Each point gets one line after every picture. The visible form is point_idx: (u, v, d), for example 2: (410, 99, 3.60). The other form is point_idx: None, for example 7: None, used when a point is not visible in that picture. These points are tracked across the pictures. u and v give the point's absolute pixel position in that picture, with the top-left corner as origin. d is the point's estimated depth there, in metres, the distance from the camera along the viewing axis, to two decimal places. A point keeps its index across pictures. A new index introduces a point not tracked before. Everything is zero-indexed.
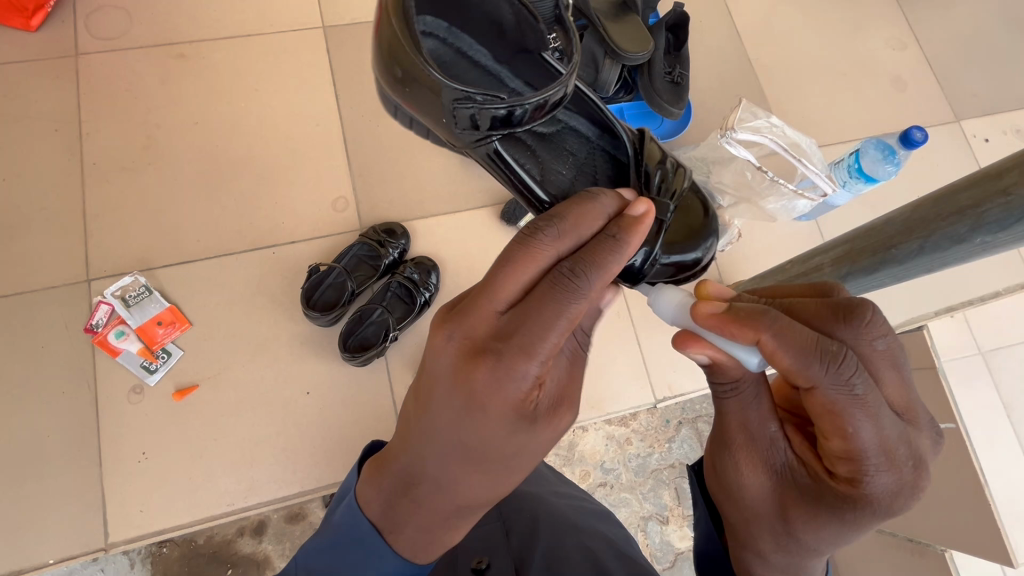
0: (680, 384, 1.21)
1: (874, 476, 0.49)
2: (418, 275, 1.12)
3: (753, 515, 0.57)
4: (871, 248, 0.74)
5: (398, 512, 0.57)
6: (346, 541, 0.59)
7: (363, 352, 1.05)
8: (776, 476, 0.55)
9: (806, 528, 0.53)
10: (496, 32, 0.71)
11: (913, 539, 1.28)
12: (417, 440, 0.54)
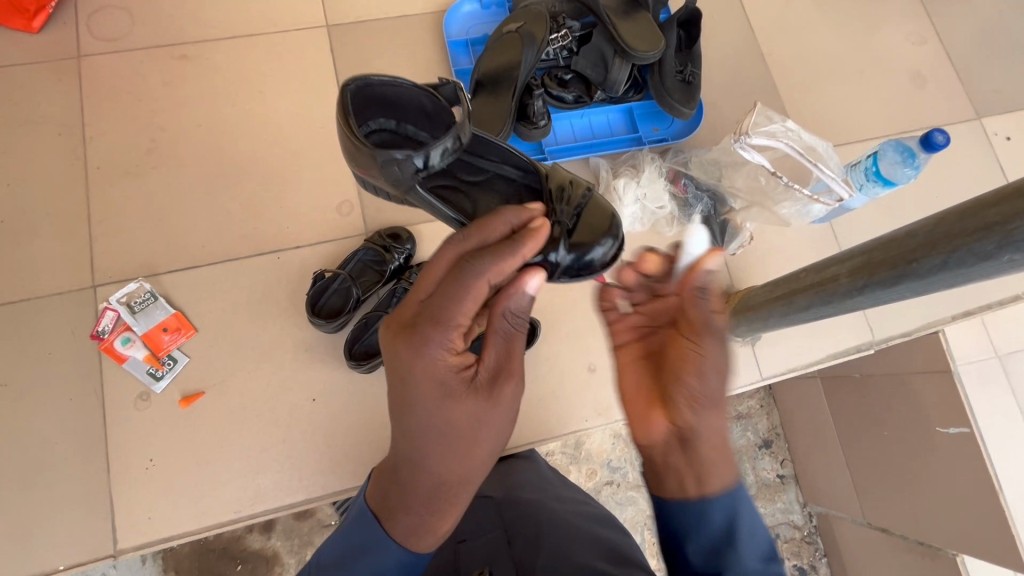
0: None
1: None
2: None
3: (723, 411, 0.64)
4: (890, 261, 0.72)
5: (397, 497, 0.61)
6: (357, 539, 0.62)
7: (369, 359, 1.04)
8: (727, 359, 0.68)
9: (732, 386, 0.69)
10: (427, 117, 0.75)
11: (924, 543, 1.31)
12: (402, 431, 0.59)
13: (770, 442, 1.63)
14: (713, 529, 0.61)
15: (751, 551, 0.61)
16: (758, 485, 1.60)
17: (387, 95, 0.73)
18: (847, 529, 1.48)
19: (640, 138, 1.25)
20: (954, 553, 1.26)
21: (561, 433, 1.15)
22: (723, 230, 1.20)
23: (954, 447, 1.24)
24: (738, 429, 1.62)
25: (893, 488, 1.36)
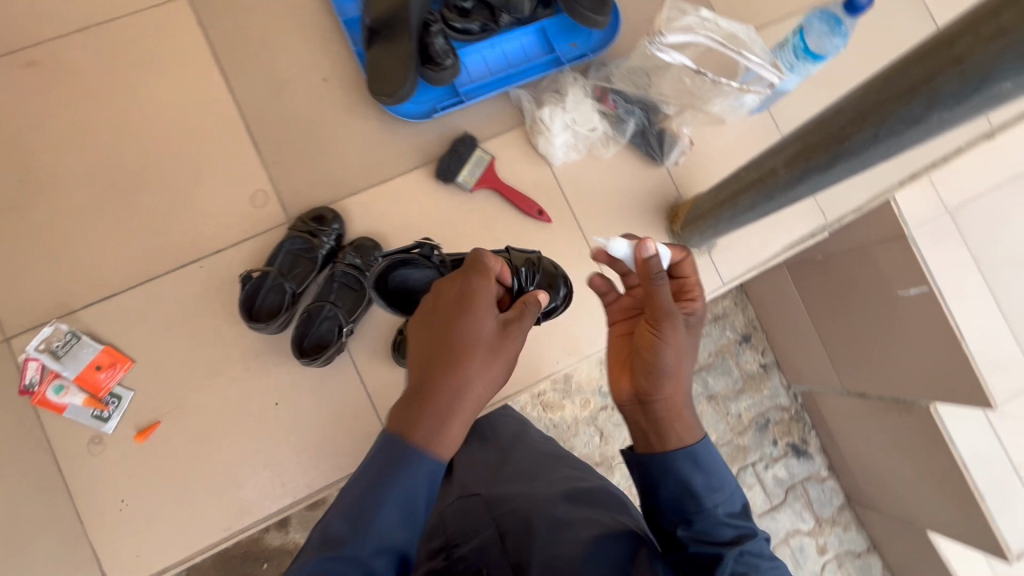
0: None
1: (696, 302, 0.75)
2: (360, 259, 1.04)
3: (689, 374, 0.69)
4: (823, 144, 0.69)
5: (428, 395, 0.62)
6: (388, 456, 0.58)
7: (321, 352, 0.99)
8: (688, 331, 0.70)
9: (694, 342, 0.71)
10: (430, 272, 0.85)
11: (899, 399, 1.41)
12: (450, 336, 0.65)
13: (749, 336, 1.78)
14: (677, 485, 0.64)
15: (715, 505, 0.63)
16: (745, 378, 1.76)
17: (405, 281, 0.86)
18: (830, 400, 1.64)
19: (558, 58, 1.15)
20: (926, 403, 1.35)
21: (535, 378, 1.14)
22: (660, 142, 1.16)
23: (915, 305, 1.28)
24: (717, 331, 1.76)
25: (869, 354, 1.44)
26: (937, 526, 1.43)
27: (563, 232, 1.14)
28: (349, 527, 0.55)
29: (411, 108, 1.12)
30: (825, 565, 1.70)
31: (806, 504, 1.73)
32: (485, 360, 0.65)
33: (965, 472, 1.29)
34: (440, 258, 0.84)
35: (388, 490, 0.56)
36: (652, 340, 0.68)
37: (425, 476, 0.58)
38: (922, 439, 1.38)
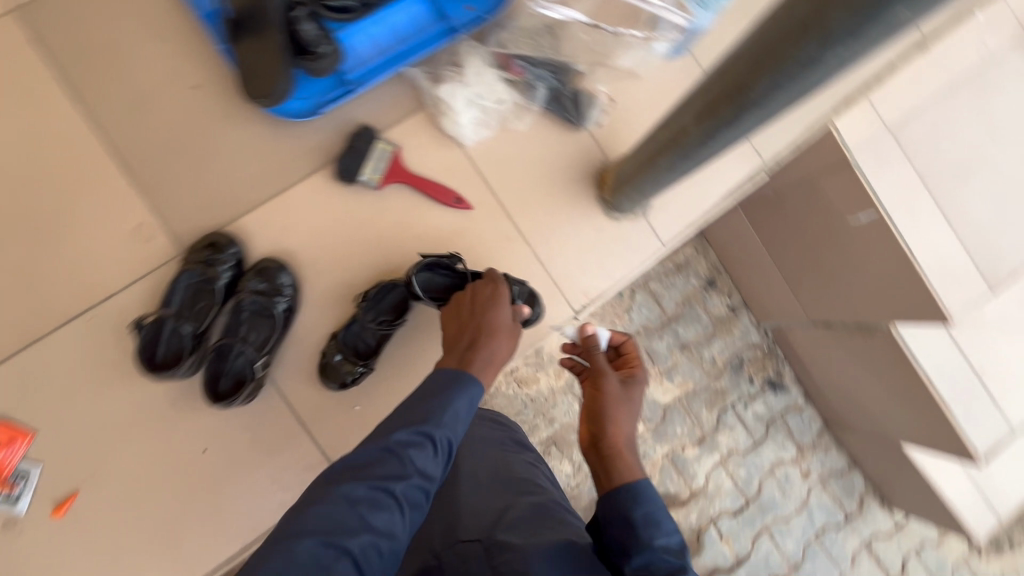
0: (595, 287, 1.09)
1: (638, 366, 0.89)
2: (265, 283, 0.95)
3: (634, 423, 0.82)
4: (726, 97, 0.62)
5: (465, 357, 0.84)
6: (445, 382, 0.78)
7: (237, 391, 0.91)
8: (623, 389, 0.84)
9: (634, 395, 0.85)
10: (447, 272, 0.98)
11: (861, 324, 1.40)
12: (478, 318, 0.90)
13: (714, 280, 1.77)
14: (621, 516, 0.72)
15: (654, 536, 0.69)
16: (714, 322, 1.74)
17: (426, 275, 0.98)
18: (800, 335, 1.63)
19: (453, 27, 1.04)
20: (887, 324, 1.33)
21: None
22: (577, 104, 1.06)
23: (865, 232, 1.26)
24: (681, 280, 1.74)
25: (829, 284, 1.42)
26: (909, 438, 1.46)
27: (487, 217, 1.06)
28: (421, 419, 0.73)
29: (297, 106, 1.00)
30: (812, 490, 1.72)
31: (787, 436, 1.73)
32: (504, 335, 0.89)
33: (929, 386, 1.29)
34: (465, 269, 0.98)
35: (448, 404, 0.75)
36: (596, 396, 0.83)
37: (476, 399, 0.78)
38: (886, 363, 1.38)
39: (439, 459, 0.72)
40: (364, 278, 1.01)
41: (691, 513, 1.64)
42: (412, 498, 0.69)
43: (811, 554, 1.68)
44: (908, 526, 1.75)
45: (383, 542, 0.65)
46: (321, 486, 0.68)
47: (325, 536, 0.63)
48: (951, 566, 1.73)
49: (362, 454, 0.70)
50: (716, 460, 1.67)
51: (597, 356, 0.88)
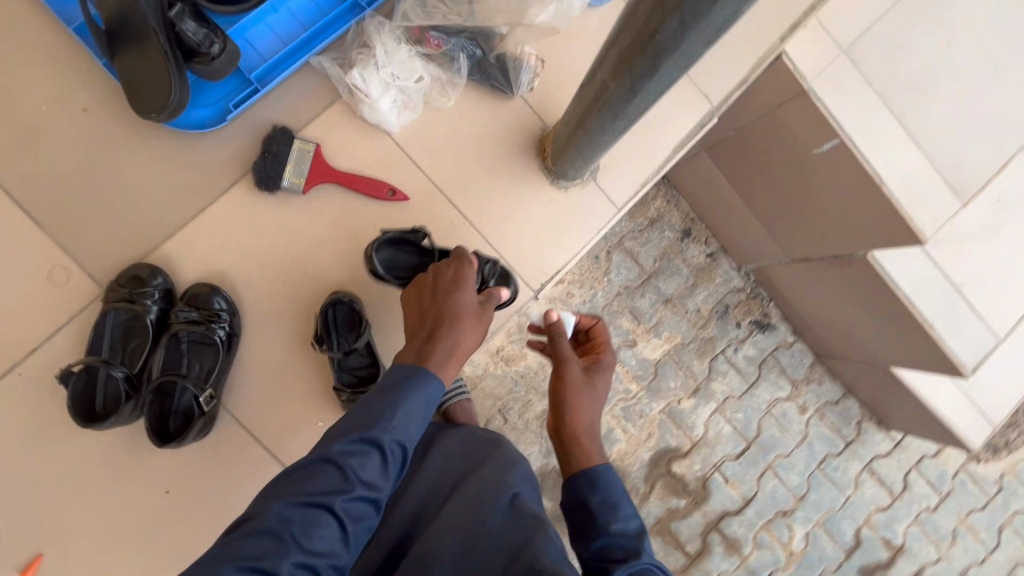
0: (554, 262, 1.04)
1: (605, 354, 0.96)
2: (197, 312, 0.88)
3: (595, 408, 0.90)
4: (639, 46, 0.57)
5: (425, 344, 0.78)
6: (399, 381, 0.74)
7: (185, 429, 0.85)
8: (586, 376, 0.92)
9: (597, 383, 0.92)
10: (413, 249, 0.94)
11: (838, 256, 1.35)
12: (442, 300, 0.82)
13: (689, 230, 1.72)
14: (582, 502, 0.82)
15: (611, 521, 0.79)
16: (693, 272, 1.70)
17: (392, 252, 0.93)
18: (779, 272, 1.59)
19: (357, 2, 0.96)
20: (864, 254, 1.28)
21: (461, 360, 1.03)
22: (505, 69, 0.99)
23: (829, 160, 1.21)
24: (656, 235, 1.69)
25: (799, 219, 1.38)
26: (896, 360, 1.45)
27: (428, 205, 1.00)
28: (366, 425, 0.70)
29: (200, 114, 0.93)
30: (810, 423, 1.72)
31: (780, 374, 1.73)
32: (473, 321, 0.81)
33: (909, 305, 1.26)
34: (432, 245, 0.92)
35: (399, 407, 0.71)
36: (559, 381, 0.91)
37: (430, 399, 0.74)
38: (866, 292, 1.34)
39: (384, 469, 0.69)
40: (307, 288, 0.95)
41: (693, 464, 1.63)
42: (353, 512, 0.66)
43: (815, 483, 1.69)
44: (905, 442, 1.77)
45: (318, 561, 0.62)
46: (259, 501, 0.64)
47: (255, 560, 0.59)
48: (951, 474, 1.75)
49: (304, 464, 0.67)
50: (712, 408, 1.66)
51: (562, 347, 0.93)
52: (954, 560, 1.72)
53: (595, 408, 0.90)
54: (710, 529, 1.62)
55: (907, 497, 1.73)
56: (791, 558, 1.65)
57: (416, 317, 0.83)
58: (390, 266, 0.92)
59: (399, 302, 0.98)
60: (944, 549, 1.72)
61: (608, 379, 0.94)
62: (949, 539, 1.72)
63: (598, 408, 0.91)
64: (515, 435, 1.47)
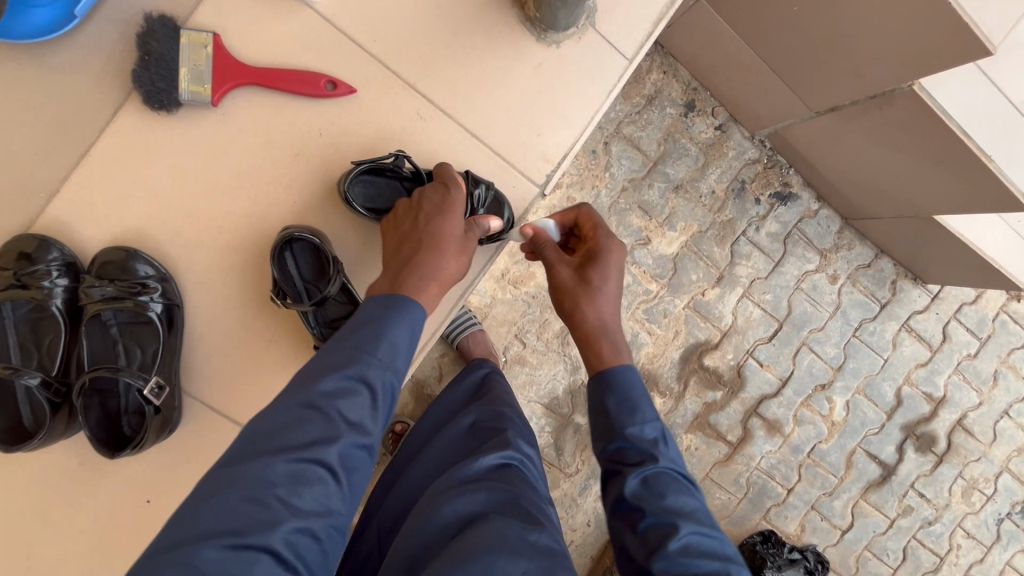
0: (558, 141, 0.81)
1: (604, 240, 0.75)
2: (116, 286, 0.68)
3: (607, 309, 0.73)
4: None
5: (398, 275, 0.64)
6: (375, 310, 0.61)
7: (141, 430, 0.68)
8: (579, 273, 0.73)
9: (599, 278, 0.73)
10: (392, 174, 0.75)
11: (876, 96, 1.09)
12: (424, 223, 0.67)
13: (693, 102, 1.46)
14: (597, 407, 0.69)
15: (625, 424, 0.67)
16: (703, 150, 1.46)
17: (366, 181, 0.75)
18: (800, 131, 1.36)
19: None
20: (909, 86, 1.03)
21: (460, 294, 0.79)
22: None
23: None
24: (657, 114, 1.44)
25: (823, 58, 1.11)
26: (946, 210, 1.23)
27: (380, 97, 0.76)
28: (346, 360, 0.57)
29: (49, 16, 0.68)
30: (842, 291, 1.54)
31: (807, 245, 1.52)
32: (461, 249, 0.68)
33: (964, 139, 1.03)
34: (414, 163, 0.73)
35: (381, 334, 0.59)
36: (554, 288, 0.75)
37: (417, 324, 0.61)
38: (907, 132, 1.11)
39: (377, 407, 0.57)
40: (251, 230, 0.74)
41: (726, 354, 1.48)
42: (350, 462, 0.54)
43: (852, 351, 1.54)
44: (942, 293, 1.58)
45: (315, 524, 0.51)
46: (222, 467, 0.50)
47: (237, 534, 0.47)
48: (991, 317, 1.60)
49: (280, 413, 0.53)
50: (739, 294, 1.48)
51: (548, 252, 0.75)
52: (996, 402, 1.60)
53: (606, 309, 0.73)
54: (750, 415, 1.49)
55: (948, 347, 1.58)
56: (833, 429, 1.53)
57: (391, 246, 0.68)
58: (370, 202, 0.75)
59: (370, 229, 0.76)
60: (986, 393, 1.60)
61: (611, 268, 0.73)
62: (990, 382, 1.60)
63: (612, 308, 0.73)
64: (537, 358, 1.30)
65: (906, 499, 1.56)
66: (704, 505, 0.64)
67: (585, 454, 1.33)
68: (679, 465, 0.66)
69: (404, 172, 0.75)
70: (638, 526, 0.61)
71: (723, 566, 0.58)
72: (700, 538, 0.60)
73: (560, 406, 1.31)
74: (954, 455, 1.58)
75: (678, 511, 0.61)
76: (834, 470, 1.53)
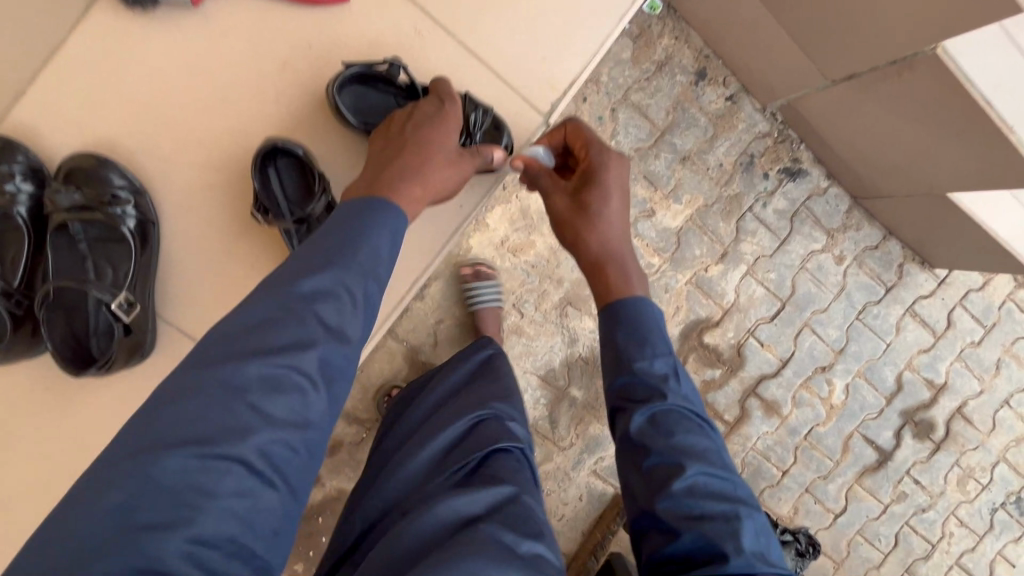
0: (564, 70, 0.76)
1: (597, 155, 0.71)
2: (86, 194, 0.63)
3: (611, 232, 0.70)
4: None
5: (376, 176, 0.61)
6: (351, 214, 0.56)
7: (108, 350, 0.65)
8: (575, 198, 0.71)
9: (597, 200, 0.70)
10: (386, 83, 0.70)
11: (896, 61, 1.03)
12: (409, 131, 0.65)
13: (704, 71, 1.40)
14: (607, 339, 0.67)
15: (635, 359, 0.64)
16: (713, 122, 1.40)
17: (357, 87, 0.70)
18: (814, 102, 1.29)
19: None
20: (932, 50, 0.97)
21: (456, 231, 0.75)
22: None
23: None
24: (667, 81, 1.38)
25: (841, 20, 1.04)
26: (961, 186, 1.16)
27: (375, 12, 0.71)
28: (321, 263, 0.52)
29: None
30: (848, 273, 1.48)
31: (814, 224, 1.46)
32: (453, 164, 0.66)
33: (986, 108, 0.97)
34: (410, 74, 0.69)
35: (359, 238, 0.54)
36: (552, 216, 0.72)
37: (397, 231, 0.58)
38: (927, 101, 1.04)
39: (357, 313, 0.53)
40: (234, 147, 0.69)
41: (727, 332, 1.43)
42: (331, 370, 0.50)
43: (855, 334, 1.48)
44: (949, 278, 1.53)
45: (292, 435, 0.46)
46: (184, 372, 0.45)
47: (203, 444, 0.42)
48: (998, 305, 1.55)
49: (248, 316, 0.48)
50: (743, 271, 1.43)
51: (544, 181, 0.72)
52: (997, 391, 1.55)
53: (611, 232, 0.70)
54: (748, 395, 1.44)
55: (951, 334, 1.53)
56: (832, 412, 1.47)
57: (371, 153, 0.65)
58: (360, 111, 0.70)
59: (360, 154, 0.71)
60: (987, 381, 1.54)
61: (608, 186, 0.70)
62: (993, 370, 1.55)
63: (617, 231, 0.71)
64: (535, 328, 1.26)
65: (901, 485, 1.50)
66: (715, 445, 0.63)
67: (581, 427, 1.28)
68: (690, 404, 0.64)
69: (399, 82, 0.71)
70: (643, 464, 0.60)
71: (731, 508, 0.58)
72: (709, 478, 0.59)
73: (556, 378, 1.27)
74: (953, 443, 1.52)
75: (686, 451, 0.60)
76: (830, 454, 1.47)
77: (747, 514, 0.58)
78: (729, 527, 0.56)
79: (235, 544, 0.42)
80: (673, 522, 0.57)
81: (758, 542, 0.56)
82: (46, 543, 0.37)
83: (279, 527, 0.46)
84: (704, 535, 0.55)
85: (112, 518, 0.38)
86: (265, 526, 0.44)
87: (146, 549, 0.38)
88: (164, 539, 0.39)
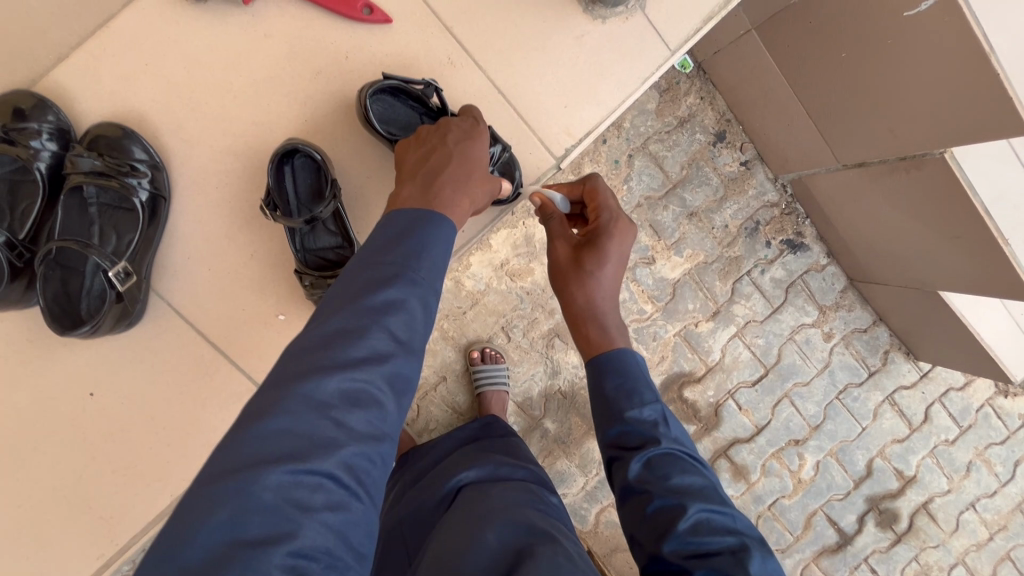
0: (582, 119, 0.79)
1: (609, 222, 0.72)
2: (106, 161, 0.65)
3: (599, 294, 0.72)
4: None
5: (430, 181, 0.59)
6: (405, 228, 0.53)
7: (98, 315, 0.65)
8: (578, 250, 0.72)
9: (597, 261, 0.71)
10: (416, 100, 0.73)
11: (906, 156, 1.06)
12: (454, 144, 0.64)
13: (724, 133, 1.45)
14: (598, 389, 0.68)
15: (625, 409, 0.65)
16: (725, 183, 1.44)
17: (388, 97, 0.73)
18: (822, 182, 1.33)
19: None
20: (941, 153, 1.00)
21: (456, 251, 0.80)
22: None
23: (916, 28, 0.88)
24: (686, 137, 1.42)
25: (859, 109, 1.09)
26: (952, 286, 1.20)
27: (415, 36, 0.74)
28: (391, 275, 0.50)
29: None
30: (834, 350, 1.50)
31: (808, 298, 1.49)
32: (488, 180, 0.64)
33: (985, 217, 0.99)
34: (442, 98, 0.71)
35: (421, 251, 0.52)
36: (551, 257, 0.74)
37: (452, 245, 0.55)
38: (930, 200, 1.07)
39: (424, 325, 0.51)
40: (255, 138, 0.71)
41: (708, 389, 1.44)
42: (401, 384, 0.48)
43: (832, 413, 1.50)
44: (932, 372, 1.55)
45: (372, 449, 0.45)
46: (268, 388, 0.44)
47: (295, 461, 0.41)
48: (976, 407, 1.56)
49: (323, 329, 0.46)
50: (731, 332, 1.45)
51: (553, 225, 0.74)
52: (965, 492, 1.54)
53: (599, 294, 0.72)
54: (719, 455, 1.44)
55: (927, 428, 1.54)
56: (798, 486, 1.47)
57: (413, 158, 0.63)
58: (384, 121, 0.72)
59: (375, 163, 0.74)
60: (956, 482, 1.54)
61: (610, 254, 0.72)
62: (963, 472, 1.55)
63: (605, 293, 0.72)
64: (519, 354, 1.27)
65: (858, 572, 1.49)
66: (711, 482, 0.63)
67: (549, 460, 1.28)
68: (682, 445, 0.64)
69: (428, 102, 0.73)
70: (647, 508, 0.59)
71: (736, 540, 0.56)
72: (710, 514, 0.58)
73: (532, 407, 1.28)
74: (914, 537, 1.51)
75: (684, 491, 0.59)
76: (791, 528, 1.47)
77: (754, 547, 0.57)
78: (736, 560, 0.54)
79: (333, 562, 0.40)
80: (683, 562, 0.55)
81: (769, 570, 0.55)
82: (149, 565, 0.36)
83: (367, 539, 0.44)
84: (715, 571, 0.53)
85: (217, 537, 0.36)
86: (356, 540, 0.42)
87: (251, 565, 0.36)
88: (268, 555, 0.37)
